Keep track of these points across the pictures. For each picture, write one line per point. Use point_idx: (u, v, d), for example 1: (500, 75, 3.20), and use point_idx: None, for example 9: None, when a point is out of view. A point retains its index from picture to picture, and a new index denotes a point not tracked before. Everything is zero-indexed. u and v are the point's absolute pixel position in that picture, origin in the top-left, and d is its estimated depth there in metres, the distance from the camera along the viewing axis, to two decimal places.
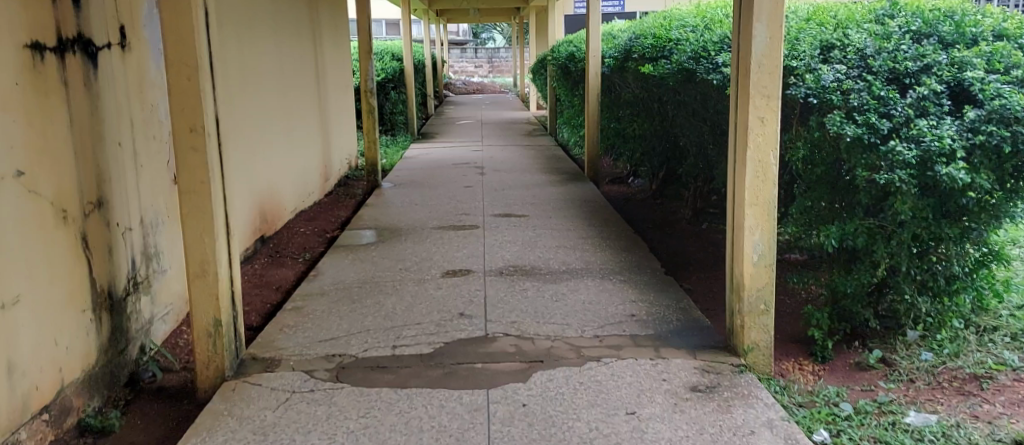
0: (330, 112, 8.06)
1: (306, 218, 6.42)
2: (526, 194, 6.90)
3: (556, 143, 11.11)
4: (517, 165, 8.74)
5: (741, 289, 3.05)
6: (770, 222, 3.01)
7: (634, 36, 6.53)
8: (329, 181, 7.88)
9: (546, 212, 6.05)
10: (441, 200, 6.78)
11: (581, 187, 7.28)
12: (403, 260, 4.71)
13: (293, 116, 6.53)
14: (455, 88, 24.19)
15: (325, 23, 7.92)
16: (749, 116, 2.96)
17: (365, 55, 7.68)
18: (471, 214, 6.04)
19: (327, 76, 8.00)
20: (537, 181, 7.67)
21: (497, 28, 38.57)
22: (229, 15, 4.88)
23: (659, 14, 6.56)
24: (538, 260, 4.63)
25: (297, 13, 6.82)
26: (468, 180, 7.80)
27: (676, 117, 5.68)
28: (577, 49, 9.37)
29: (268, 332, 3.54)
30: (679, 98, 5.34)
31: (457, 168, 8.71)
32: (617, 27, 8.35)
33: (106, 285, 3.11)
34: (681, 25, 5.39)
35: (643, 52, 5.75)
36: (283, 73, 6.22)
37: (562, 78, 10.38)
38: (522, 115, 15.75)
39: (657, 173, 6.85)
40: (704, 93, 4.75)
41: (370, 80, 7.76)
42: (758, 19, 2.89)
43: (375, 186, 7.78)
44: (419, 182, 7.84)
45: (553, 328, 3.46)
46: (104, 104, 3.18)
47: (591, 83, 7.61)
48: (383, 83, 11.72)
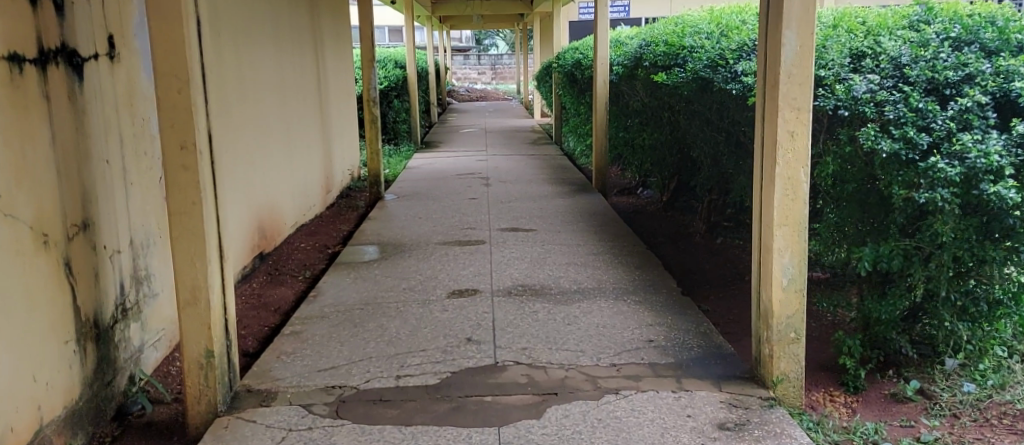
0: (331, 122, 7.87)
1: (307, 233, 6.23)
2: (533, 207, 6.70)
3: (562, 151, 10.91)
4: (522, 175, 8.55)
5: (769, 317, 2.85)
6: (801, 244, 2.81)
7: (645, 43, 6.35)
8: (331, 193, 7.70)
9: (555, 226, 5.85)
10: (445, 213, 6.59)
11: (590, 198, 7.08)
12: (406, 279, 4.52)
13: (293, 127, 6.35)
14: (459, 95, 24.01)
15: (326, 31, 7.74)
16: (778, 129, 2.77)
17: (367, 63, 7.49)
18: (477, 228, 5.85)
19: (329, 85, 7.82)
20: (544, 192, 7.47)
21: (501, 35, 38.45)
22: (226, 23, 4.70)
23: (670, 20, 6.38)
24: (548, 279, 4.43)
25: (297, 21, 6.63)
26: (473, 191, 7.61)
27: (690, 127, 5.49)
28: (583, 56, 9.20)
29: (264, 360, 3.35)
30: (694, 108, 5.15)
31: (462, 179, 8.52)
32: (626, 34, 8.16)
33: (92, 312, 2.92)
34: (694, 32, 5.22)
35: (655, 59, 5.57)
36: (283, 82, 6.03)
37: (569, 85, 10.22)
38: (526, 122, 15.57)
39: (668, 183, 6.66)
40: (720, 103, 4.56)
41: (373, 89, 7.58)
42: (787, 26, 2.70)
43: (378, 198, 7.60)
44: (423, 193, 7.65)
45: (567, 355, 3.26)
46: (90, 119, 2.99)
47: (599, 92, 7.43)
48: (386, 91, 11.54)
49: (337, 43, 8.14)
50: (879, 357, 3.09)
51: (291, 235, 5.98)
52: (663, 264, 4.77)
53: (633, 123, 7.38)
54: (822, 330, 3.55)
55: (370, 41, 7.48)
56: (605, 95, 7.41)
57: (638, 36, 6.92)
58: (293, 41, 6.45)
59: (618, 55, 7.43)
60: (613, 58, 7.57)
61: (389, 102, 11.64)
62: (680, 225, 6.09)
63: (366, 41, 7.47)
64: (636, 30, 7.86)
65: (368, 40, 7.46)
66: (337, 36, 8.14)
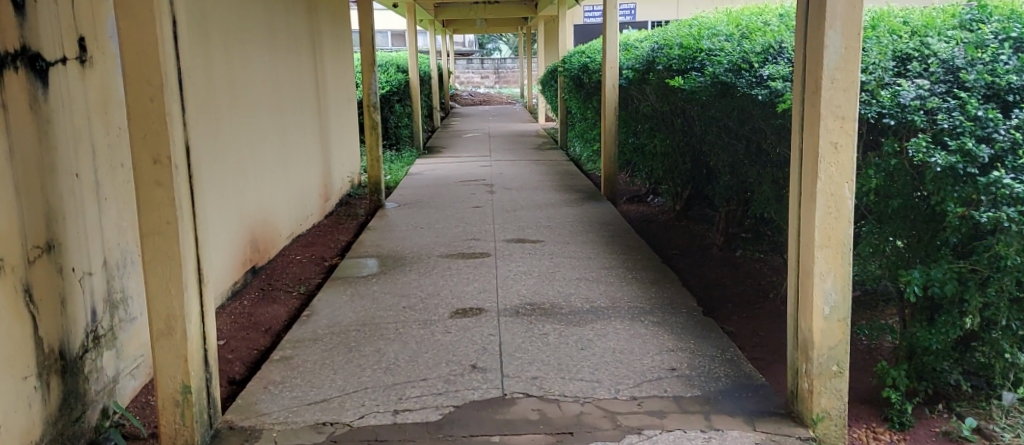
0: (331, 127, 7.60)
1: (304, 243, 5.96)
2: (539, 216, 6.42)
3: (568, 157, 10.63)
4: (528, 182, 8.26)
5: (809, 348, 2.57)
6: (845, 268, 2.53)
7: (658, 45, 6.08)
8: (330, 201, 7.42)
9: (563, 237, 5.56)
10: (448, 223, 6.30)
11: (599, 207, 6.80)
12: (407, 296, 4.23)
13: (290, 133, 6.08)
14: (462, 98, 23.72)
15: (325, 32, 7.46)
16: (820, 141, 2.49)
17: (368, 66, 7.22)
18: (482, 240, 5.57)
19: (328, 88, 7.54)
20: (551, 200, 7.18)
21: (504, 38, 38.18)
22: (215, 25, 4.42)
23: (684, 21, 6.10)
24: (558, 296, 4.15)
25: (294, 22, 6.35)
26: (477, 199, 7.32)
27: (707, 134, 5.21)
28: (591, 59, 8.93)
29: (250, 391, 3.06)
30: (712, 114, 4.88)
31: (466, 186, 8.23)
32: (635, 36, 7.88)
33: (57, 343, 2.64)
34: (713, 34, 4.94)
35: (670, 62, 5.29)
36: (278, 87, 5.76)
37: (575, 89, 9.95)
38: (531, 127, 15.28)
39: (681, 192, 6.37)
40: (742, 109, 4.29)
41: (373, 94, 7.30)
42: (830, 25, 2.42)
43: (379, 206, 7.33)
44: (425, 202, 7.36)
45: (581, 386, 2.97)
46: (57, 130, 2.72)
47: (608, 96, 7.15)
48: (387, 95, 11.26)
49: (336, 45, 7.86)
50: (928, 390, 2.80)
51: (287, 246, 5.70)
52: (680, 280, 4.48)
53: (644, 128, 7.09)
54: (858, 356, 3.26)
55: (370, 44, 7.20)
56: (614, 99, 7.14)
57: (650, 37, 6.65)
58: (290, 43, 6.17)
59: (629, 58, 7.15)
60: (624, 61, 7.29)
61: (390, 107, 11.37)
62: (694, 236, 5.80)
63: (367, 44, 7.19)
64: (647, 32, 7.58)
65: (368, 43, 7.18)
66: (337, 38, 7.87)
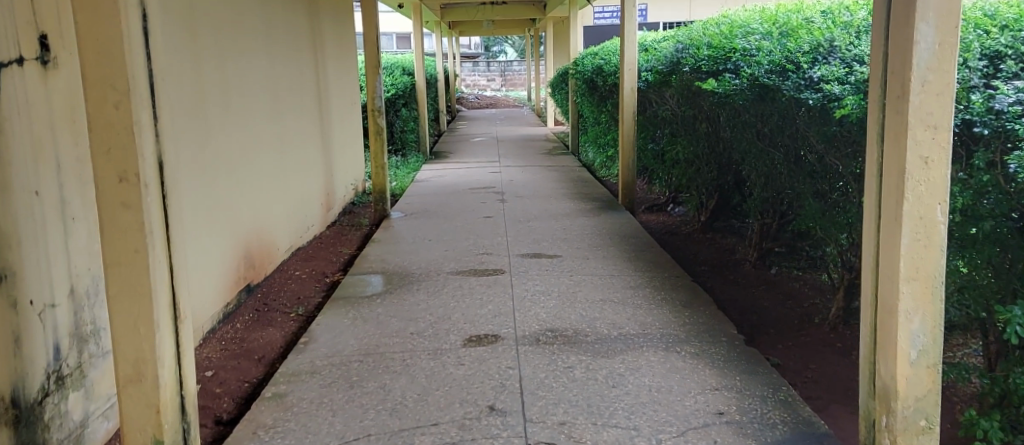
0: (333, 132, 7.23)
1: (304, 257, 5.59)
2: (555, 228, 6.03)
3: (581, 163, 10.23)
4: (540, 190, 7.88)
5: (891, 398, 2.18)
6: (936, 304, 2.13)
7: (682, 45, 5.69)
8: (332, 210, 7.05)
9: (582, 252, 5.17)
10: (458, 235, 5.92)
11: (618, 218, 6.40)
12: (415, 320, 3.85)
13: (289, 138, 5.72)
14: (468, 102, 23.35)
15: (327, 32, 7.08)
16: (908, 155, 2.08)
17: (372, 69, 6.84)
18: (495, 254, 5.18)
19: (330, 90, 7.17)
20: (567, 210, 6.79)
21: (510, 41, 37.87)
22: (204, 23, 4.05)
23: (710, 20, 5.73)
24: (581, 321, 3.75)
25: (293, 21, 5.98)
26: (488, 209, 6.94)
27: (738, 141, 4.82)
28: (606, 61, 8.56)
29: (236, 438, 2.68)
30: (746, 120, 4.49)
31: (475, 194, 7.85)
32: (655, 37, 7.49)
33: (8, 389, 2.27)
34: (747, 33, 4.55)
35: (697, 64, 4.91)
36: (276, 89, 5.39)
37: (588, 92, 9.58)
38: (539, 131, 14.90)
39: (707, 202, 6.00)
40: (783, 115, 3.90)
41: (377, 98, 6.90)
42: (922, 17, 2.01)
43: (384, 216, 6.96)
44: (433, 211, 6.98)
45: (618, 434, 2.59)
46: (10, 140, 2.34)
47: (627, 100, 6.77)
48: (392, 98, 10.86)
49: (339, 45, 7.47)
50: None
51: (286, 261, 5.33)
52: (714, 302, 4.09)
53: (666, 134, 6.71)
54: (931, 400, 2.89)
55: (375, 45, 6.81)
56: (633, 103, 6.76)
57: (673, 37, 6.26)
58: (288, 43, 5.79)
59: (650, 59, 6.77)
60: (644, 62, 6.90)
61: (396, 111, 11.05)
62: (723, 250, 5.41)
63: (371, 45, 6.80)
64: (669, 32, 7.19)
65: (373, 43, 6.79)
66: (339, 37, 7.48)
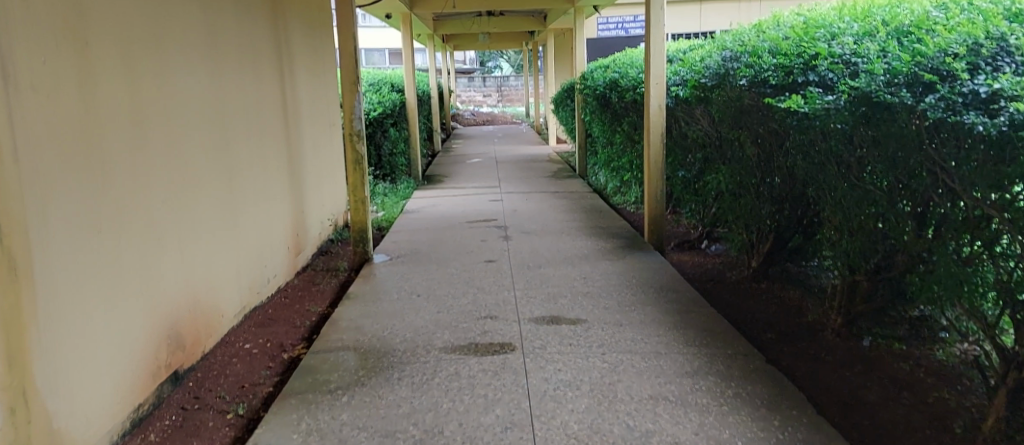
0: (306, 159, 6.15)
1: (261, 321, 4.48)
2: (573, 277, 4.90)
3: (591, 189, 9.19)
4: (549, 224, 6.78)
5: None
6: None
7: (729, 52, 4.64)
8: (304, 252, 5.95)
9: (613, 314, 4.04)
10: (454, 288, 4.79)
11: (648, 263, 5.29)
12: (392, 438, 2.73)
13: (244, 173, 4.63)
14: (463, 119, 22.25)
15: (298, 43, 6.01)
16: None
17: (351, 86, 5.74)
18: (501, 319, 4.06)
19: (302, 111, 6.09)
20: (584, 250, 5.67)
21: (505, 56, 36.95)
22: (103, 32, 2.99)
23: (760, 22, 4.80)
24: (629, 439, 2.64)
25: (251, 29, 4.90)
26: (489, 250, 5.84)
27: (816, 174, 3.75)
28: (620, 74, 7.57)
29: None
30: (833, 147, 3.43)
31: (474, 229, 6.75)
32: (688, 46, 6.42)
33: None
34: (833, 34, 3.51)
35: (761, 76, 3.83)
36: (224, 113, 4.31)
37: (600, 110, 8.57)
38: (541, 151, 13.83)
39: (759, 245, 4.91)
40: (920, 141, 2.75)
41: (357, 120, 5.78)
42: None
43: (365, 260, 5.86)
44: (424, 253, 5.88)
45: None
46: None
47: (653, 119, 5.71)
48: (381, 118, 9.60)
49: (313, 59, 6.39)
50: None
51: (235, 328, 4.22)
52: (805, 400, 2.98)
53: (702, 161, 5.68)
54: None
55: (353, 57, 5.71)
56: (661, 123, 5.71)
57: (713, 43, 5.21)
58: (244, 56, 4.71)
59: (685, 71, 5.70)
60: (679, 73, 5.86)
61: (384, 131, 9.76)
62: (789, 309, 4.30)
63: (349, 57, 5.70)
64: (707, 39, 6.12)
65: (352, 56, 5.70)
66: (312, 50, 6.40)
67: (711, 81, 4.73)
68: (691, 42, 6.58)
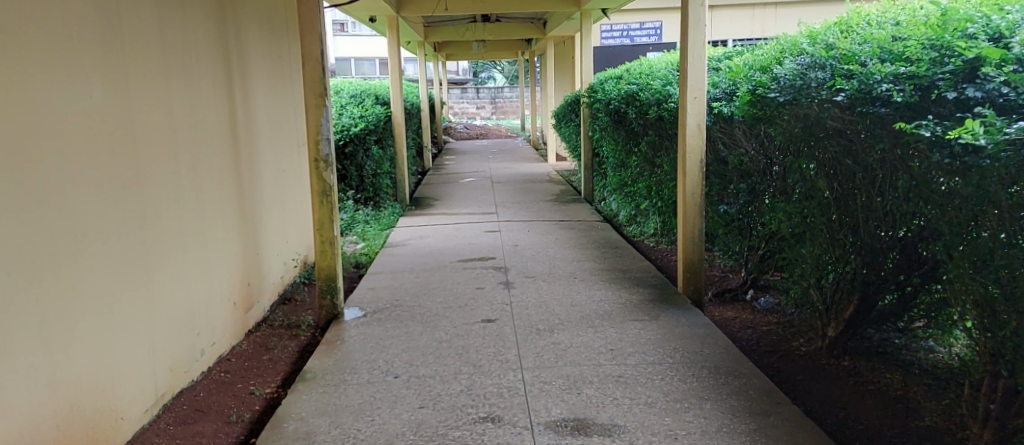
0: (263, 188, 5.05)
1: (185, 414, 3.42)
2: (597, 348, 3.77)
3: (602, 215, 8.14)
4: (558, 265, 5.68)
5: None
6: None
7: (808, 57, 3.55)
8: (260, 305, 4.86)
9: (661, 418, 2.93)
10: (444, 364, 3.67)
11: (690, 326, 4.17)
12: None
13: (164, 215, 3.57)
14: (456, 133, 21.15)
15: (254, 48, 4.93)
16: None
17: (316, 100, 4.62)
18: (507, 423, 2.95)
19: (259, 130, 5.00)
20: (604, 305, 4.55)
21: (499, 67, 35.94)
22: None
23: (837, 19, 3.83)
24: None
25: (180, 28, 3.85)
26: (487, 302, 4.73)
27: (947, 231, 2.68)
28: (638, 87, 6.52)
29: None
30: (993, 194, 2.39)
31: (469, 271, 5.64)
32: (733, 56, 5.34)
33: None
34: (993, 30, 2.60)
35: (873, 86, 2.86)
36: (128, 139, 3.27)
37: (611, 128, 7.53)
38: (542, 169, 12.75)
39: (832, 308, 3.85)
40: None
41: (324, 142, 4.64)
42: None
43: (335, 315, 4.76)
44: (408, 306, 4.76)
45: None
46: None
47: (690, 142, 4.60)
48: (361, 135, 8.51)
49: (274, 67, 5.30)
50: None
51: (142, 431, 3.18)
52: None
53: (756, 194, 4.66)
54: None
55: (318, 65, 4.61)
56: (701, 147, 4.60)
57: (772, 50, 4.21)
58: (164, 65, 3.66)
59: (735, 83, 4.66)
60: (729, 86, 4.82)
61: (366, 150, 8.69)
62: (892, 404, 3.23)
63: (313, 65, 4.60)
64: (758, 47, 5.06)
65: (315, 63, 4.60)
66: (274, 57, 5.31)
67: (780, 95, 3.58)
68: (736, 51, 5.53)
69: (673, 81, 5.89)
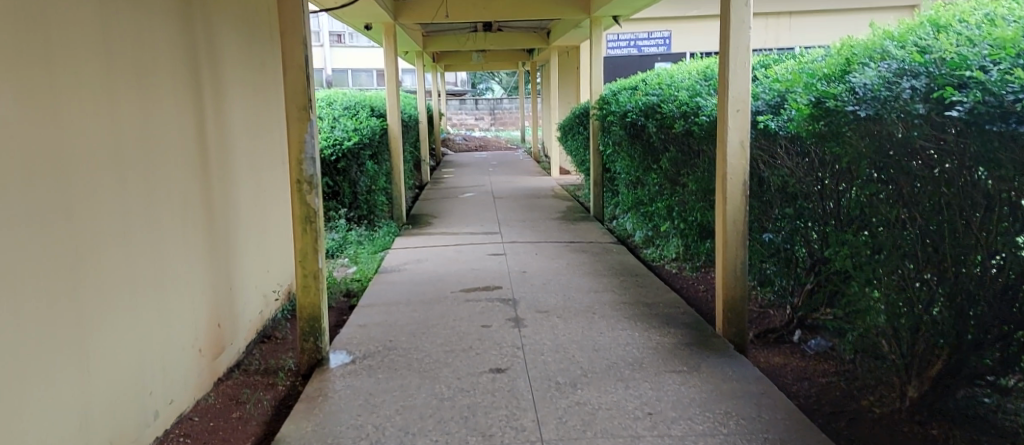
0: (239, 213, 4.41)
1: None
2: (631, 412, 3.13)
3: (615, 235, 7.51)
4: (573, 298, 5.04)
5: None
6: None
7: (896, 62, 3.02)
8: (234, 348, 4.21)
9: None
10: (448, 432, 3.03)
11: (738, 379, 3.53)
12: None
13: (106, 254, 2.95)
14: (455, 144, 20.54)
15: (228, 52, 4.30)
16: None
17: (298, 113, 3.97)
18: None
19: (234, 147, 4.37)
20: (633, 350, 3.91)
21: (498, 77, 35.39)
22: None
23: (919, 16, 3.32)
24: None
25: (133, 27, 3.23)
26: (495, 345, 4.08)
27: None
28: (660, 97, 5.91)
29: None
30: None
31: (472, 303, 5.00)
32: (777, 66, 4.72)
33: None
34: None
35: (1008, 100, 2.51)
36: (57, 164, 2.66)
37: (626, 142, 6.91)
38: (545, 182, 12.11)
39: (909, 363, 3.22)
40: None
41: (308, 160, 4.00)
42: None
43: (318, 361, 4.09)
44: (403, 349, 4.11)
45: None
46: None
47: (733, 162, 3.97)
48: (355, 149, 7.85)
49: (252, 75, 4.66)
50: None
51: None
52: None
53: (808, 222, 4.03)
54: None
55: (301, 72, 3.97)
56: (744, 167, 3.97)
57: (835, 56, 3.67)
58: (112, 73, 3.04)
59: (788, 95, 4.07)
60: (775, 97, 4.21)
61: (360, 165, 8.00)
62: None
63: (296, 72, 3.96)
64: (810, 56, 4.45)
65: (299, 69, 3.96)
66: (252, 64, 4.68)
67: (860, 109, 3.03)
68: (780, 61, 4.91)
69: (702, 91, 5.26)
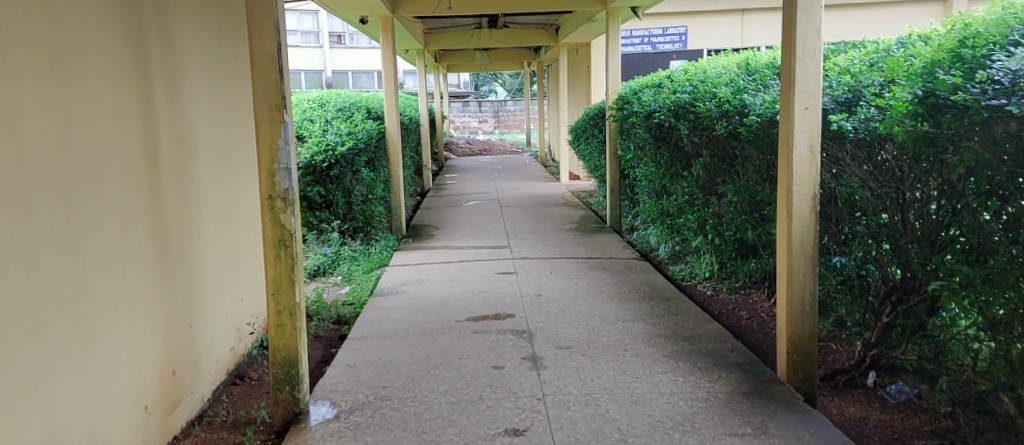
0: (203, 234, 3.70)
1: None
2: None
3: (636, 250, 6.79)
4: (597, 328, 4.33)
5: None
6: None
7: None
8: (195, 397, 3.50)
9: None
10: None
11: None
12: None
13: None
14: (459, 148, 19.85)
15: (186, 42, 3.58)
16: None
17: (269, 114, 3.27)
18: None
19: (196, 156, 3.65)
20: (680, 403, 3.20)
21: (501, 80, 34.68)
22: None
23: None
24: None
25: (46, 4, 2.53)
26: (509, 395, 3.37)
27: None
28: (692, 95, 5.18)
29: None
30: None
31: (480, 336, 4.28)
32: (839, 58, 4.01)
33: None
34: None
35: None
36: None
37: (650, 146, 6.19)
38: (555, 188, 11.39)
39: None
40: None
41: (281, 171, 3.28)
42: None
43: (295, 415, 3.39)
44: (398, 400, 3.40)
45: None
46: None
47: (800, 172, 3.25)
48: (350, 154, 7.12)
49: (217, 71, 3.95)
50: None
51: None
52: None
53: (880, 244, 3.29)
54: None
55: (273, 64, 3.26)
56: (815, 178, 3.25)
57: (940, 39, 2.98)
58: (10, 61, 2.34)
59: (867, 90, 3.34)
60: (844, 92, 3.50)
61: (355, 172, 7.28)
62: None
63: (266, 64, 3.25)
64: (883, 44, 3.74)
65: (270, 61, 3.25)
66: (217, 57, 3.97)
67: (1012, 104, 2.33)
68: (840, 52, 4.20)
69: (746, 87, 4.54)
